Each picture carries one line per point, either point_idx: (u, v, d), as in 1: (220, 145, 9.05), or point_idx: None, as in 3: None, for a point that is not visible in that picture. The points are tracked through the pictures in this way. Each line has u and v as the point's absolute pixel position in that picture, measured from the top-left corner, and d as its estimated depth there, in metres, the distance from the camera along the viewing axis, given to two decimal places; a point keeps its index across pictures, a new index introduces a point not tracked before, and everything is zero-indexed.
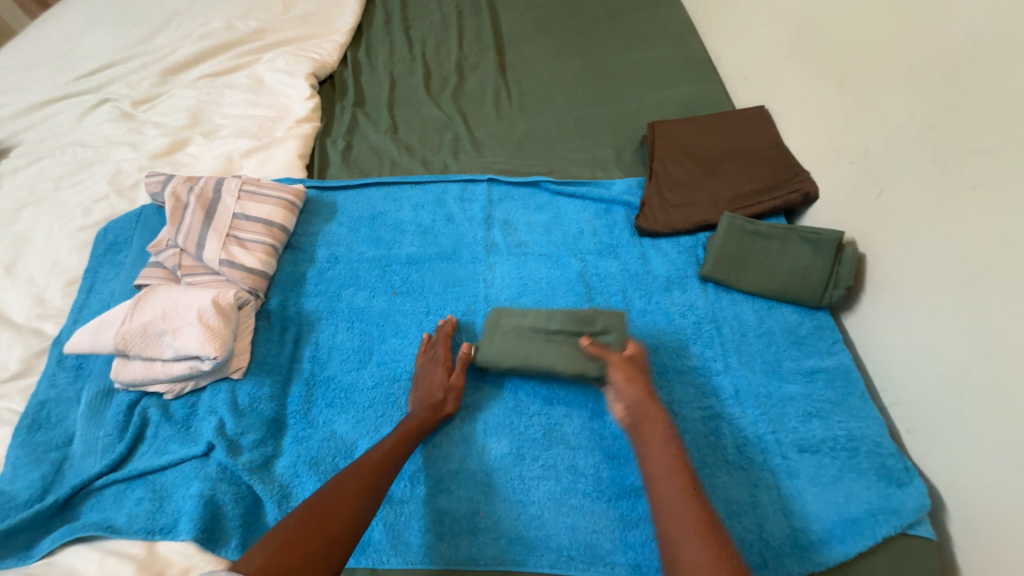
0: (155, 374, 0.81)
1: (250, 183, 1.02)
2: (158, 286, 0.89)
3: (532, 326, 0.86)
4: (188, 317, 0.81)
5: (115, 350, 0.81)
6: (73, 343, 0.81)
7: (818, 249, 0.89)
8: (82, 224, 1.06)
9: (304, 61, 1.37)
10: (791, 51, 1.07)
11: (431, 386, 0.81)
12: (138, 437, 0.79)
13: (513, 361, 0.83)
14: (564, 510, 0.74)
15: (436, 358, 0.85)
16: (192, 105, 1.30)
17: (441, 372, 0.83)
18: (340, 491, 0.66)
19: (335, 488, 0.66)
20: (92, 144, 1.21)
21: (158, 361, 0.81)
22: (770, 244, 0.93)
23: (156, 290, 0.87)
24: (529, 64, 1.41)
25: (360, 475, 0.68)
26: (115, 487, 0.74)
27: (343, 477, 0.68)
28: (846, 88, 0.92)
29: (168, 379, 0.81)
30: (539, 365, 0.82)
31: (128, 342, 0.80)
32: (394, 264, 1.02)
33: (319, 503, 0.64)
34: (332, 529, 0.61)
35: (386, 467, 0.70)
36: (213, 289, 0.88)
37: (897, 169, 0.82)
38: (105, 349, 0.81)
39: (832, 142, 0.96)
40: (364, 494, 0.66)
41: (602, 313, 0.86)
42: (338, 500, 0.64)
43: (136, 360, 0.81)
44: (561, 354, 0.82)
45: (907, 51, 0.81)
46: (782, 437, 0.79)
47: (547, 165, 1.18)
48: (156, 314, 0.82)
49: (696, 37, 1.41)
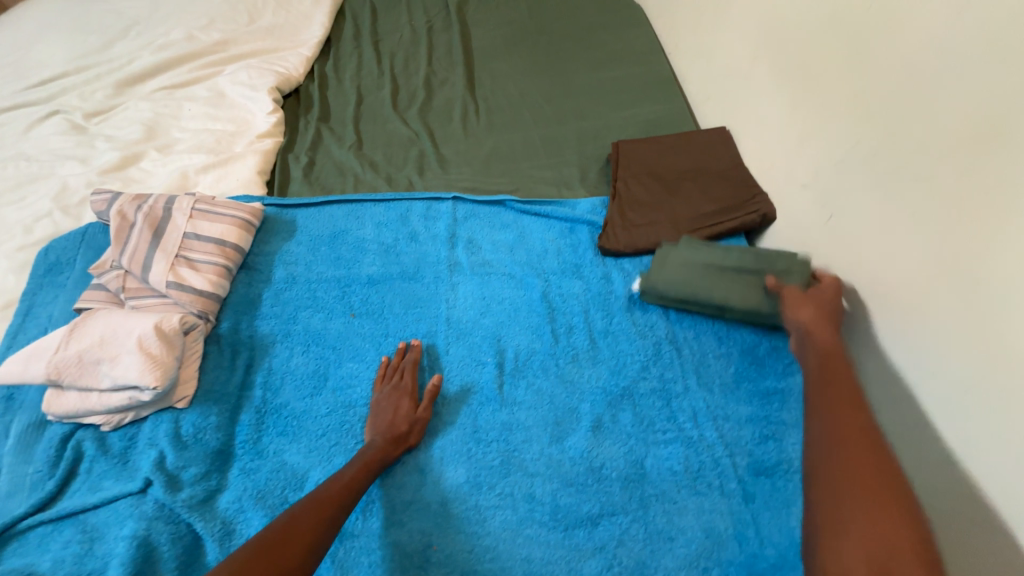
0: (91, 405, 0.76)
1: (203, 201, 0.99)
2: (98, 310, 0.85)
3: (701, 264, 0.92)
4: (128, 344, 0.77)
5: (48, 380, 0.76)
6: (1, 374, 0.76)
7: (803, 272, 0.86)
8: (22, 242, 1.01)
9: (268, 73, 1.34)
10: (749, 75, 1.09)
11: (394, 417, 0.79)
12: (71, 472, 0.74)
13: (682, 295, 0.91)
14: (520, 541, 0.72)
15: (401, 388, 0.83)
16: (149, 118, 1.26)
17: (406, 402, 0.81)
18: (293, 526, 0.61)
19: (289, 523, 0.62)
20: (37, 158, 1.16)
21: (95, 391, 0.77)
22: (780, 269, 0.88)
23: (96, 315, 0.82)
24: (498, 81, 1.41)
25: (316, 508, 0.64)
26: (41, 528, 0.70)
27: (299, 510, 0.64)
28: (798, 114, 0.95)
29: (106, 411, 0.77)
30: (709, 299, 0.90)
31: (62, 372, 0.76)
32: (354, 284, 1.00)
33: (269, 539, 0.59)
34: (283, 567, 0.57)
35: (342, 500, 0.67)
36: (158, 313, 0.84)
37: (846, 194, 0.84)
38: (35, 379, 0.76)
39: (787, 165, 0.98)
40: (322, 528, 0.63)
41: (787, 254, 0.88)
42: (291, 535, 0.60)
43: (71, 391, 0.77)
44: (733, 294, 0.89)
45: (854, 80, 0.84)
46: (738, 460, 0.79)
47: (513, 183, 1.18)
48: (94, 341, 0.78)
49: (662, 56, 1.43)
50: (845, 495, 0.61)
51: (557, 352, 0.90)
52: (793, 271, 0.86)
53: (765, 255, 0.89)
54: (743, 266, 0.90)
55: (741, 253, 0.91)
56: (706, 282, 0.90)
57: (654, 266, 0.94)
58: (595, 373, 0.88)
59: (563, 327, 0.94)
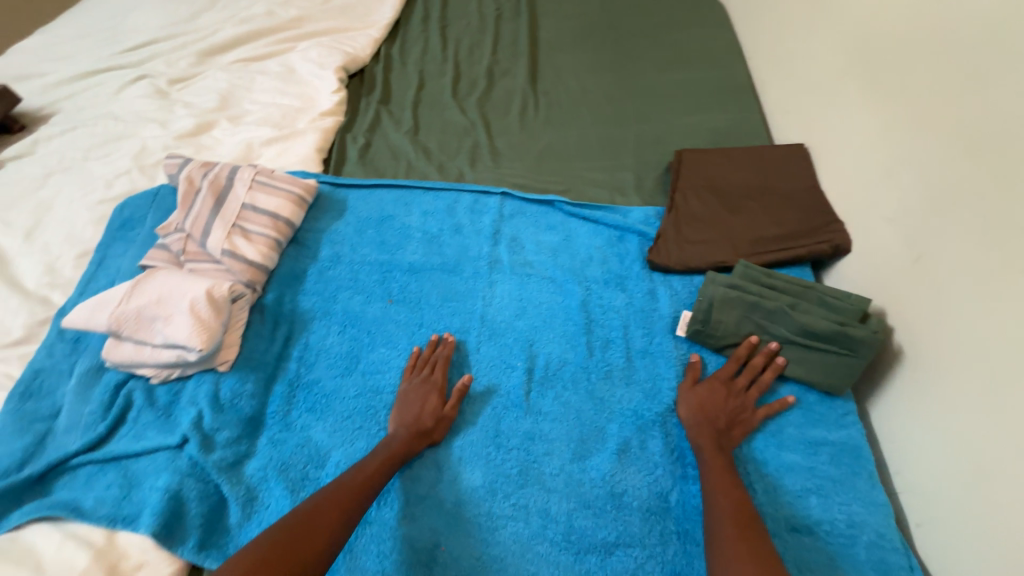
0: (143, 358, 0.81)
1: (263, 174, 1.03)
2: (159, 269, 0.90)
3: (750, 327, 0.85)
4: (181, 305, 0.82)
5: (108, 331, 0.82)
6: (71, 319, 0.82)
7: (867, 357, 0.79)
8: (102, 197, 1.09)
9: (336, 53, 1.37)
10: (838, 89, 0.99)
11: (420, 409, 0.79)
12: (120, 418, 0.80)
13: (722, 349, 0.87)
14: (529, 556, 0.70)
15: (431, 381, 0.83)
16: (224, 88, 1.32)
17: (435, 397, 0.81)
18: (313, 516, 0.63)
19: (310, 511, 0.64)
20: (124, 118, 1.24)
21: (148, 345, 0.82)
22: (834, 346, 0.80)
23: (156, 274, 0.87)
24: (562, 75, 1.37)
25: (339, 500, 0.66)
26: (88, 467, 0.75)
27: (320, 500, 0.65)
28: (892, 139, 0.85)
29: (156, 365, 0.82)
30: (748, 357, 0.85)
31: (121, 323, 0.81)
32: (395, 270, 1.00)
33: (289, 527, 0.61)
34: (303, 553, 0.59)
35: (362, 492, 0.68)
36: (211, 279, 0.88)
37: (939, 234, 0.74)
38: (98, 328, 0.82)
39: (871, 194, 0.88)
40: (342, 518, 0.65)
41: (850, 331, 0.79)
42: (313, 525, 0.62)
43: (126, 343, 0.82)
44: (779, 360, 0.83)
45: (964, 106, 0.73)
46: (775, 512, 0.73)
47: (564, 184, 1.14)
48: (150, 299, 0.83)
49: (740, 61, 1.33)
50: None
51: (590, 366, 0.87)
52: (857, 353, 0.79)
53: (826, 329, 0.80)
54: (797, 336, 0.83)
55: (800, 320, 0.82)
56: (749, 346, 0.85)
57: (707, 321, 0.86)
58: (628, 394, 0.84)
59: (599, 340, 0.90)
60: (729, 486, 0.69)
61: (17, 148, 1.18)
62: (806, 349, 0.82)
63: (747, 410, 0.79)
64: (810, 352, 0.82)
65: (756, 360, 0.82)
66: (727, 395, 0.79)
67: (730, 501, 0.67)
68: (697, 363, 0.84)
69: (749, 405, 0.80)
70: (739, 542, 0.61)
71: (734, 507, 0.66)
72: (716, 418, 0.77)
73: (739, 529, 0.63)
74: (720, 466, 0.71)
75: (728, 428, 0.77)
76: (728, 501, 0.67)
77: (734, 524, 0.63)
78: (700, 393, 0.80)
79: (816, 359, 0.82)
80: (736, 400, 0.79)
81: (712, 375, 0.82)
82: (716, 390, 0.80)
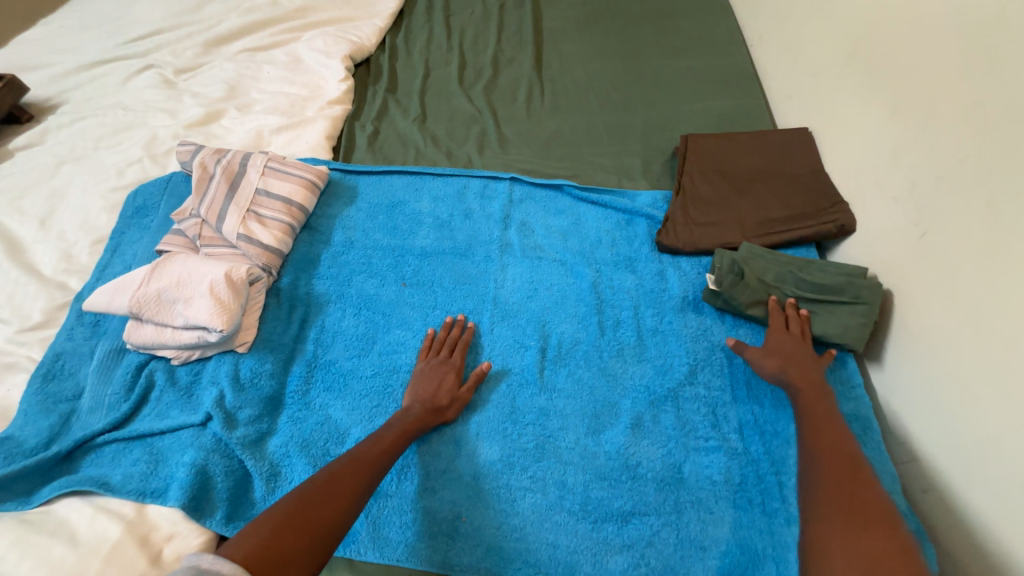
0: (164, 340, 0.83)
1: (275, 160, 1.04)
2: (176, 253, 0.91)
3: (764, 286, 0.88)
4: (201, 288, 0.83)
5: (128, 313, 0.83)
6: (91, 302, 0.83)
7: (875, 301, 0.82)
8: (115, 185, 1.10)
9: (342, 42, 1.37)
10: (843, 73, 1.00)
11: (435, 389, 0.80)
12: (142, 398, 0.81)
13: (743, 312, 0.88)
14: (548, 526, 0.72)
15: (448, 365, 0.84)
16: (231, 78, 1.32)
17: (450, 377, 0.82)
18: (327, 485, 0.64)
19: (326, 481, 0.65)
20: (132, 108, 1.25)
21: (169, 327, 0.83)
22: (843, 295, 0.84)
23: (174, 258, 0.88)
24: (567, 63, 1.38)
25: (356, 470, 0.67)
26: (114, 445, 0.77)
27: (337, 469, 0.67)
28: (898, 121, 0.86)
29: (176, 346, 0.83)
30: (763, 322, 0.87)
31: (142, 305, 0.82)
32: (407, 255, 1.02)
33: (310, 495, 0.62)
34: (324, 522, 0.61)
35: (377, 463, 0.70)
36: (228, 262, 0.89)
37: (944, 212, 0.76)
38: (119, 311, 0.83)
39: (877, 175, 0.90)
40: (359, 488, 0.66)
41: (852, 281, 0.84)
42: (332, 494, 0.63)
43: (147, 325, 0.84)
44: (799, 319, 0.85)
45: (970, 86, 0.74)
46: (785, 481, 0.74)
47: (572, 169, 1.15)
48: (170, 282, 0.84)
49: (744, 48, 1.35)
50: (839, 522, 0.61)
51: (602, 344, 0.89)
52: (864, 300, 0.82)
53: (832, 281, 0.85)
54: (807, 293, 0.86)
55: (806, 277, 0.87)
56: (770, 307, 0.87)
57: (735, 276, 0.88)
58: (639, 370, 0.86)
59: (610, 320, 0.92)
60: (831, 429, 0.71)
61: (27, 138, 1.19)
62: (818, 305, 0.85)
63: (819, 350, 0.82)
64: (821, 309, 0.85)
65: (790, 312, 0.85)
66: (799, 341, 0.82)
67: (837, 442, 0.69)
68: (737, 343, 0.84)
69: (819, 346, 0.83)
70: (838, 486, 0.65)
71: (835, 450, 0.69)
72: (803, 361, 0.79)
73: (844, 471, 0.66)
74: (822, 409, 0.74)
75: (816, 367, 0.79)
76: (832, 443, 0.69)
77: (841, 464, 0.67)
78: (777, 345, 0.81)
79: (831, 314, 0.84)
80: (806, 344, 0.82)
81: (777, 327, 0.84)
82: (791, 340, 0.82)
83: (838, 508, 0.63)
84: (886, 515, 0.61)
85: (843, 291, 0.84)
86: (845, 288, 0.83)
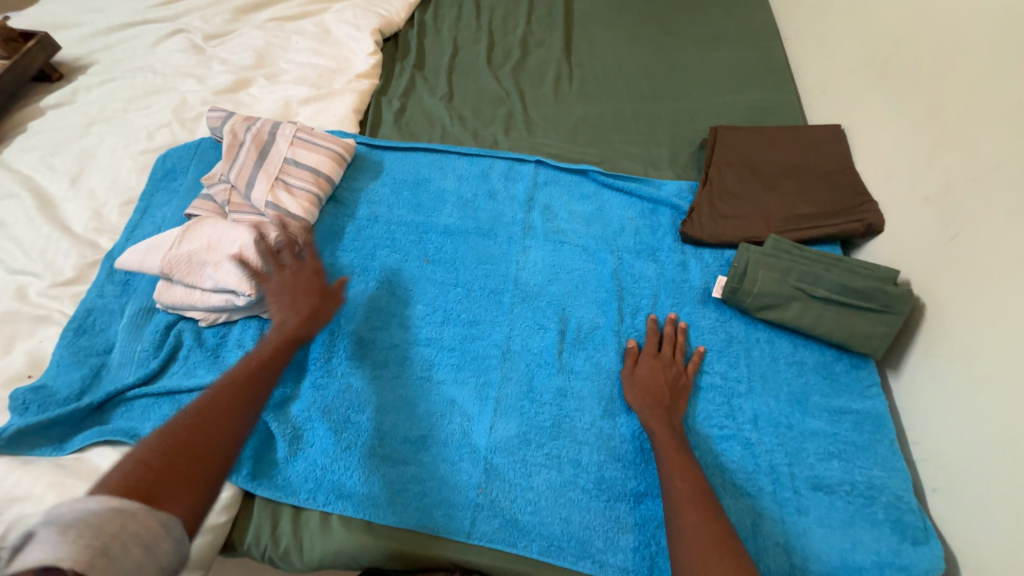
0: (193, 301, 0.84)
1: (304, 130, 1.04)
2: (206, 217, 0.92)
3: (792, 287, 0.87)
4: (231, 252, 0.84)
5: (160, 273, 0.85)
6: (123, 260, 0.85)
7: (903, 312, 0.81)
8: (145, 147, 1.11)
9: (372, 15, 1.36)
10: (879, 70, 0.99)
11: (304, 291, 0.81)
12: (171, 356, 0.83)
13: (766, 311, 0.88)
14: (561, 502, 0.74)
15: (303, 270, 0.84)
16: (260, 46, 1.31)
17: (314, 275, 0.84)
18: (208, 412, 0.63)
19: (203, 409, 0.64)
20: (162, 71, 1.25)
21: (198, 289, 0.85)
22: (871, 303, 0.83)
23: (203, 222, 0.89)
24: (597, 47, 1.36)
25: (230, 394, 0.66)
26: (144, 400, 0.79)
27: (215, 394, 0.66)
28: (935, 121, 0.85)
29: (206, 309, 0.85)
30: (783, 319, 0.87)
31: (173, 265, 0.84)
32: (431, 232, 1.02)
33: (185, 426, 0.61)
34: (212, 447, 0.61)
35: (256, 382, 0.69)
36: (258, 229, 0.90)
37: (977, 213, 0.75)
38: (151, 270, 0.85)
39: (910, 175, 0.89)
40: (236, 411, 0.65)
41: (886, 288, 0.82)
42: (212, 421, 0.63)
43: (176, 286, 0.85)
44: (821, 322, 0.85)
45: (1017, 84, 0.73)
46: (797, 471, 0.77)
47: (598, 155, 1.15)
48: (199, 246, 0.85)
49: (778, 41, 1.32)
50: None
51: (620, 331, 0.89)
52: (894, 310, 0.82)
53: (864, 287, 0.83)
54: (835, 296, 0.85)
55: (837, 280, 0.85)
56: (793, 308, 0.87)
57: (747, 279, 0.88)
58: None
59: (629, 307, 0.93)
60: (685, 468, 0.69)
61: (59, 97, 1.20)
62: (843, 309, 0.85)
63: (683, 375, 0.83)
64: (845, 313, 0.85)
65: (667, 331, 0.87)
66: (664, 367, 0.83)
67: (687, 482, 0.67)
68: (634, 349, 0.85)
69: (684, 370, 0.84)
70: (698, 520, 0.63)
71: (693, 488, 0.67)
72: (661, 393, 0.79)
73: (700, 511, 0.64)
74: (673, 446, 0.72)
75: (672, 398, 0.79)
76: (687, 483, 0.67)
77: (692, 504, 0.65)
78: (641, 374, 0.82)
79: (856, 319, 0.84)
80: (672, 369, 0.83)
81: (646, 352, 0.85)
82: (654, 367, 0.82)
83: (703, 545, 0.60)
84: (736, 555, 0.59)
85: (873, 298, 0.83)
86: (876, 295, 0.82)
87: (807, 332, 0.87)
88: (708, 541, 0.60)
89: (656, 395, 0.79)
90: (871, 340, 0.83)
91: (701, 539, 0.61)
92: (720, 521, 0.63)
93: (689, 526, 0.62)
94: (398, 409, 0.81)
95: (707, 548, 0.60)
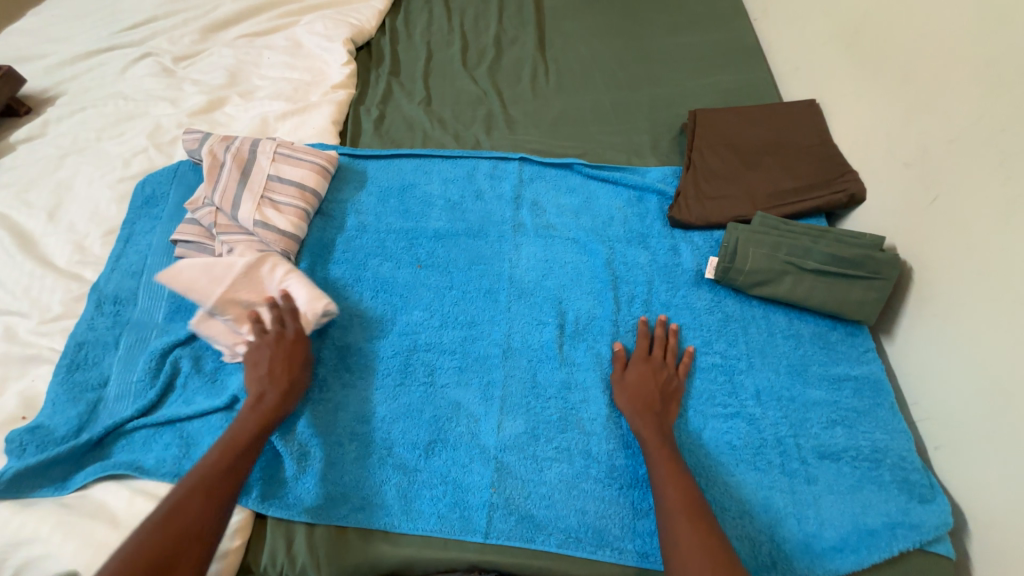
0: (230, 342, 0.84)
1: (284, 146, 1.03)
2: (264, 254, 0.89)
3: (782, 263, 0.88)
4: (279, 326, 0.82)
5: (206, 304, 0.83)
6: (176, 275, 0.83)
7: (892, 276, 0.83)
8: (122, 175, 1.09)
9: (343, 25, 1.35)
10: (850, 42, 1.00)
11: (288, 365, 0.78)
12: (168, 385, 0.82)
13: (760, 287, 0.89)
14: (575, 493, 0.75)
15: (284, 340, 0.81)
16: (231, 64, 1.30)
17: (298, 341, 0.81)
18: (183, 508, 0.63)
19: (178, 505, 0.63)
20: (133, 97, 1.23)
21: (238, 334, 0.84)
22: (859, 272, 0.85)
23: (266, 261, 0.88)
24: (570, 41, 1.36)
25: (203, 488, 0.65)
26: (144, 431, 0.78)
27: (182, 495, 0.64)
28: (908, 88, 0.87)
29: (237, 349, 0.83)
30: (778, 294, 0.88)
31: (226, 304, 0.83)
32: (421, 237, 1.02)
33: (159, 525, 0.61)
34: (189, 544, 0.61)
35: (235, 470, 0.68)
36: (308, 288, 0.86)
37: (955, 174, 0.77)
38: (199, 298, 0.83)
39: (888, 143, 0.90)
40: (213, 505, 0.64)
41: (873, 255, 0.83)
42: (186, 515, 0.62)
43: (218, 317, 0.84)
44: (816, 294, 0.87)
45: (985, 45, 0.75)
46: (802, 441, 0.78)
47: (581, 148, 1.15)
48: (255, 292, 0.86)
49: (747, 22, 1.34)
50: None
51: (618, 320, 0.90)
52: (883, 275, 0.83)
53: (852, 255, 0.85)
54: (826, 267, 0.86)
55: (825, 251, 0.86)
56: (785, 283, 0.88)
57: (736, 258, 0.89)
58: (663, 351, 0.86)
59: (625, 295, 0.93)
60: (676, 475, 0.69)
61: (28, 131, 1.17)
62: (834, 279, 0.86)
63: (674, 378, 0.82)
64: (837, 282, 0.86)
65: (656, 333, 0.86)
66: (654, 371, 0.82)
67: (680, 491, 0.67)
68: (621, 354, 0.84)
69: (675, 372, 0.83)
70: (694, 527, 0.64)
71: (687, 495, 0.67)
72: (650, 399, 0.78)
73: (693, 518, 0.65)
74: (664, 454, 0.72)
75: (663, 403, 0.78)
76: (678, 491, 0.67)
77: (685, 512, 0.65)
78: (630, 380, 0.81)
79: (849, 287, 0.85)
80: (662, 372, 0.82)
81: (636, 356, 0.84)
82: (644, 372, 0.81)
83: (696, 553, 0.61)
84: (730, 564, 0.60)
85: (862, 266, 0.84)
86: (863, 263, 0.84)
87: (801, 305, 0.88)
88: (702, 551, 0.61)
89: (640, 401, 0.78)
90: (865, 306, 0.85)
91: (694, 547, 0.62)
92: (712, 528, 0.64)
93: (681, 535, 0.63)
94: (404, 416, 0.81)
95: (701, 560, 0.61)
